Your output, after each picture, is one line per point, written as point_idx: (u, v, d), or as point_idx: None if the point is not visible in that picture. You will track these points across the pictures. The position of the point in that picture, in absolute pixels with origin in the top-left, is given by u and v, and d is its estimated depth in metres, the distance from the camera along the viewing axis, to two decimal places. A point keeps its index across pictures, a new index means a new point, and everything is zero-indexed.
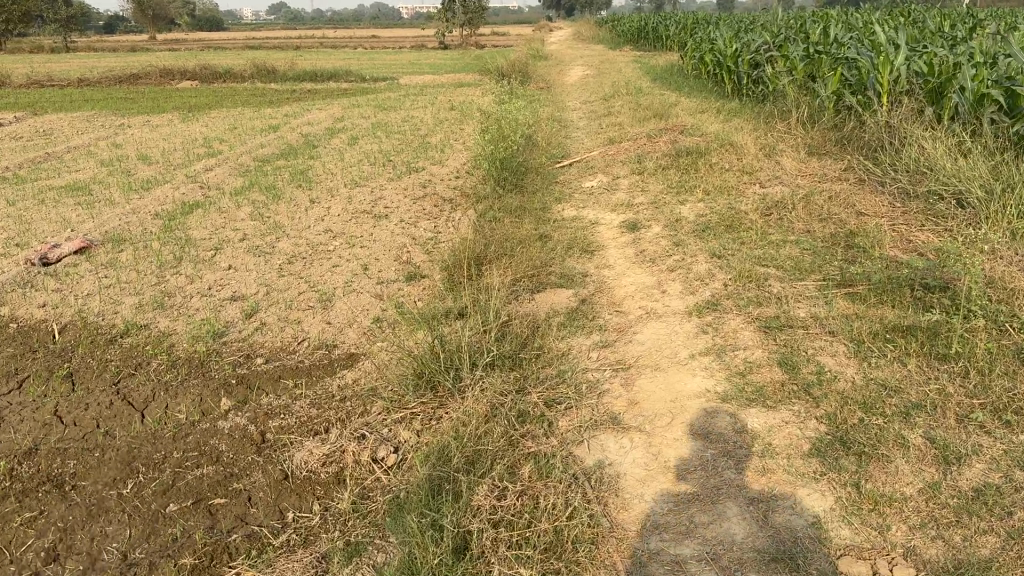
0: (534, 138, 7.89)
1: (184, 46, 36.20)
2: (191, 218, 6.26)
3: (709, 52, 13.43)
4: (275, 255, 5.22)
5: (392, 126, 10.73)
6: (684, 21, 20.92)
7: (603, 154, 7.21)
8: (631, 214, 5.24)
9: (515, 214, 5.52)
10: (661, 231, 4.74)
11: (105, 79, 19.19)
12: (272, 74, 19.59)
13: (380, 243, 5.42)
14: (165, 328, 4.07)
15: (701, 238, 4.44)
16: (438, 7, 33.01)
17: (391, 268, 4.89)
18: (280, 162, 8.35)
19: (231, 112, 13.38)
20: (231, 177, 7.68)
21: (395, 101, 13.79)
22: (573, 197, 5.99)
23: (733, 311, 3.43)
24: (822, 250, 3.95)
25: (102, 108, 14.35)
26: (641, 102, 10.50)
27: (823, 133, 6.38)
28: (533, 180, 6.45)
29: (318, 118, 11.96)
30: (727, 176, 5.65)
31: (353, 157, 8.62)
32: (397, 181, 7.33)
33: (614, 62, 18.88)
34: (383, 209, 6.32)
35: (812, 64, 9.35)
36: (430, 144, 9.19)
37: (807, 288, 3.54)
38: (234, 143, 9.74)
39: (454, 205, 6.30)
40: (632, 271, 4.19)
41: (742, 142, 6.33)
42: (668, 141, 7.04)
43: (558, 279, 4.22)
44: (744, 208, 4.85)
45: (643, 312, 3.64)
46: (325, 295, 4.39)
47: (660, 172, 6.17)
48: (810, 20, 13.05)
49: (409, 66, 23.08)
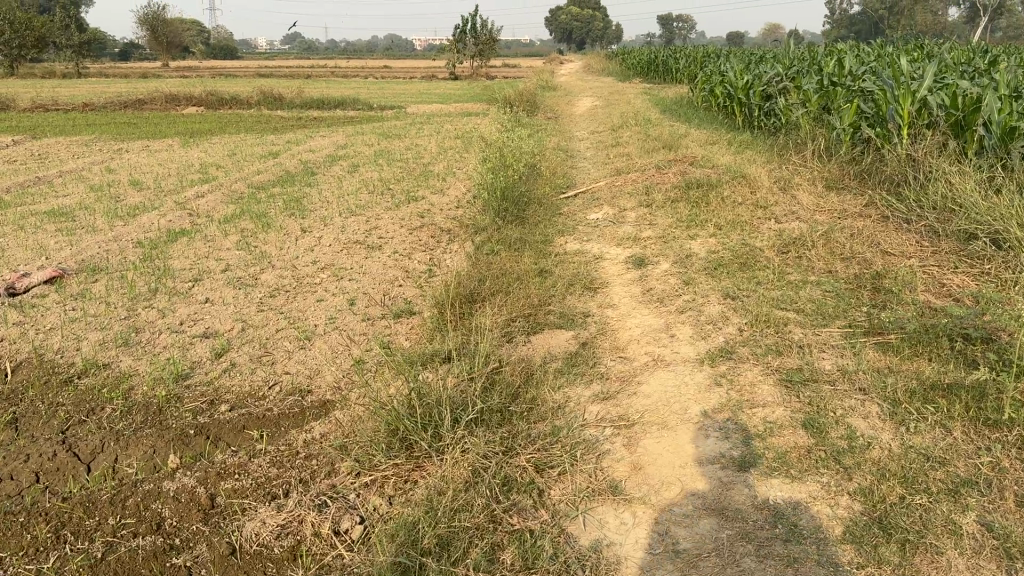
0: (538, 168, 7.60)
1: (196, 74, 36.39)
2: (174, 247, 5.97)
3: (719, 84, 13.18)
4: (257, 288, 4.90)
5: (395, 155, 10.47)
6: (694, 54, 20.77)
7: (609, 185, 6.90)
8: (637, 249, 4.90)
9: (514, 247, 5.19)
10: (669, 268, 4.40)
11: (111, 104, 19.12)
12: (279, 102, 19.48)
13: (370, 276, 5.09)
14: (127, 368, 3.75)
15: (712, 277, 4.09)
16: (449, 38, 33.09)
17: (379, 304, 4.56)
18: (275, 189, 8.08)
19: (232, 138, 13.18)
20: (222, 205, 7.40)
21: (399, 129, 13.58)
22: (576, 230, 5.66)
23: (749, 360, 3.07)
24: (846, 294, 3.60)
25: (104, 132, 14.18)
26: (650, 133, 10.23)
27: (841, 167, 6.06)
28: (535, 211, 6.14)
29: (321, 145, 11.75)
30: (740, 210, 5.31)
31: (352, 185, 8.34)
32: (394, 210, 7.03)
33: (623, 93, 18.70)
34: (376, 239, 6.00)
35: (827, 97, 9.06)
36: (432, 173, 8.90)
37: (832, 335, 3.18)
38: (231, 169, 9.50)
39: (451, 237, 5.98)
40: (637, 312, 3.84)
41: (756, 175, 6.01)
42: (677, 173, 6.73)
43: (557, 320, 3.87)
44: (759, 244, 4.51)
45: (649, 358, 3.28)
46: (304, 333, 4.05)
47: (669, 205, 5.84)
48: (823, 52, 12.81)
49: (418, 95, 23.00)
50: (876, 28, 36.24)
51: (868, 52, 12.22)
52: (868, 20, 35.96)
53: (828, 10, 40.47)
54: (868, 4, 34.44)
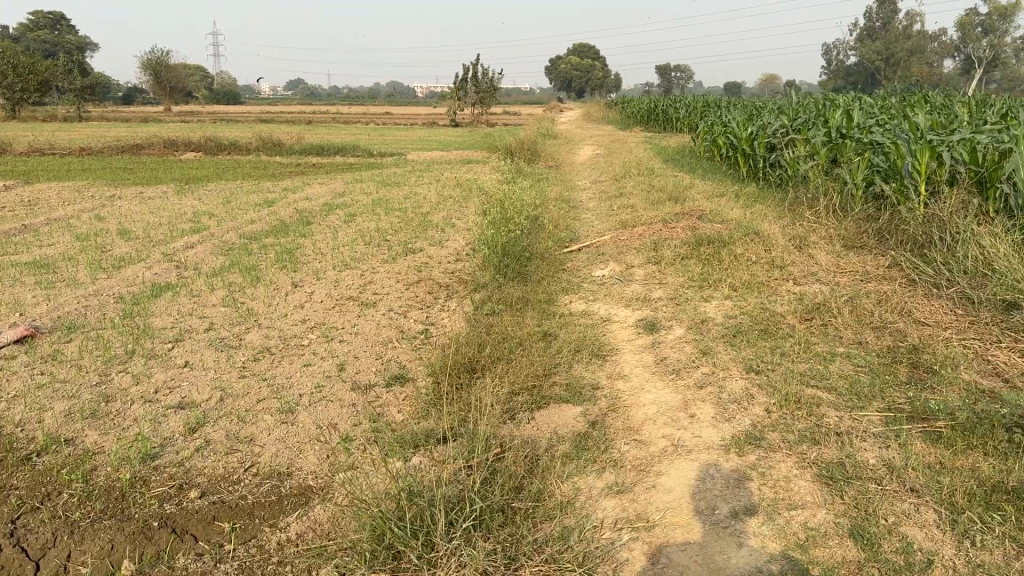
0: (540, 220, 7.33)
1: (199, 119, 36.53)
2: (157, 303, 5.66)
3: (722, 134, 13.03)
4: (240, 351, 4.58)
5: (393, 203, 10.23)
6: (695, 104, 20.76)
7: (615, 239, 6.62)
8: (648, 310, 4.59)
9: (516, 307, 4.88)
10: (683, 333, 4.08)
11: (110, 149, 19.00)
12: (279, 148, 19.38)
13: (362, 337, 4.77)
14: (90, 444, 3.41)
15: (732, 347, 3.77)
16: (451, 86, 33.27)
17: (370, 370, 4.22)
18: (268, 240, 7.81)
19: (229, 185, 12.98)
20: (212, 257, 7.11)
21: (398, 177, 13.38)
22: (581, 288, 5.36)
23: (781, 449, 2.74)
24: (881, 371, 3.28)
25: (99, 178, 13.99)
26: (654, 184, 10.00)
27: (858, 225, 5.79)
28: (538, 266, 5.84)
29: (318, 193, 11.52)
30: (756, 270, 5.02)
31: (347, 236, 8.07)
32: (390, 263, 6.73)
33: (624, 142, 18.62)
34: (371, 295, 5.69)
35: (835, 151, 8.85)
36: (430, 223, 8.64)
37: (871, 422, 2.86)
38: (224, 218, 9.24)
39: (449, 293, 5.68)
40: (651, 385, 3.51)
41: (769, 232, 5.74)
42: (686, 227, 6.46)
43: (564, 392, 3.54)
44: (779, 309, 4.20)
45: (667, 443, 2.94)
46: (287, 404, 3.72)
47: (679, 263, 5.55)
48: (827, 102, 12.67)
49: (418, 142, 22.97)
50: (874, 78, 36.48)
51: (872, 103, 12.09)
52: (864, 70, 36.20)
53: (825, 61, 40.84)
54: (866, 54, 34.72)
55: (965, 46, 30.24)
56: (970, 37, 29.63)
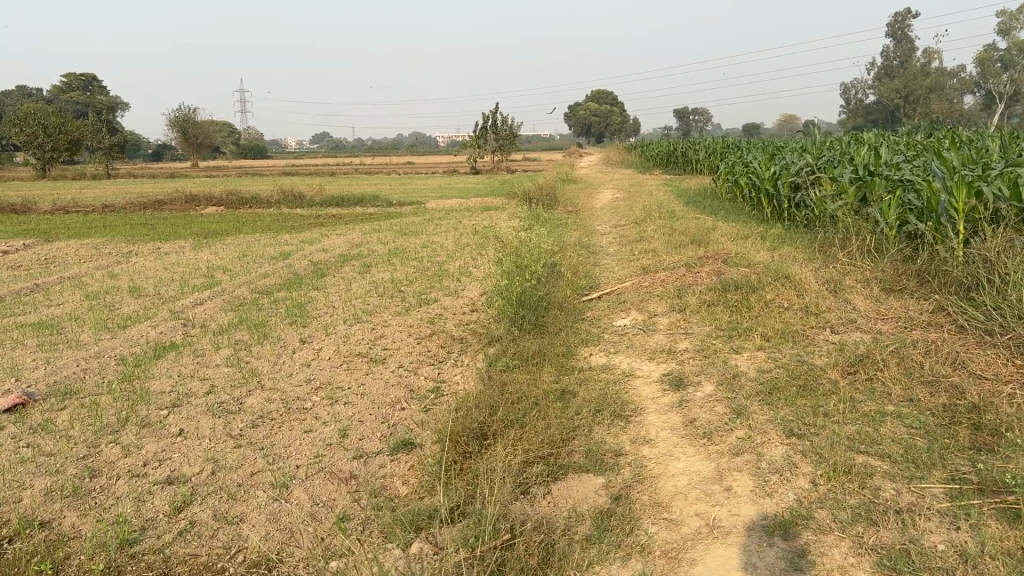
0: (558, 268, 7.06)
1: (223, 174, 36.98)
2: (158, 364, 5.42)
3: (744, 175, 12.76)
4: (239, 416, 4.30)
5: (409, 253, 10.02)
6: (714, 146, 20.59)
7: (636, 285, 6.32)
8: (673, 363, 4.27)
9: (532, 361, 4.56)
10: (714, 390, 3.74)
11: (132, 205, 19.12)
12: (299, 200, 19.42)
13: (368, 397, 4.48)
14: (67, 527, 3.12)
15: (769, 407, 3.43)
16: (469, 134, 33.43)
17: (375, 435, 3.92)
18: (279, 294, 7.60)
19: (245, 238, 12.89)
20: (221, 313, 6.90)
21: (416, 226, 13.22)
22: (601, 338, 5.05)
23: (833, 532, 2.39)
24: (940, 434, 2.92)
25: (118, 234, 13.99)
26: (676, 227, 9.71)
27: (896, 268, 5.45)
28: (556, 315, 5.54)
29: (334, 244, 11.36)
30: (789, 317, 4.67)
31: (360, 288, 7.83)
32: (402, 316, 6.46)
33: (644, 185, 18.41)
34: (381, 351, 5.41)
35: (862, 189, 8.55)
36: (446, 273, 8.39)
37: (935, 496, 2.50)
38: (237, 272, 9.08)
39: (463, 347, 5.38)
40: (681, 451, 3.17)
41: (800, 275, 5.41)
42: (711, 271, 6.15)
43: (584, 459, 3.21)
44: (817, 361, 3.86)
45: (701, 523, 2.59)
46: (282, 478, 3.42)
47: (705, 310, 5.22)
48: (850, 139, 12.38)
49: (437, 190, 22.96)
50: (894, 116, 36.17)
51: (897, 139, 11.78)
52: (884, 108, 35.93)
53: (844, 100, 40.61)
54: (884, 92, 34.47)
55: (986, 81, 29.89)
56: (990, 72, 29.28)
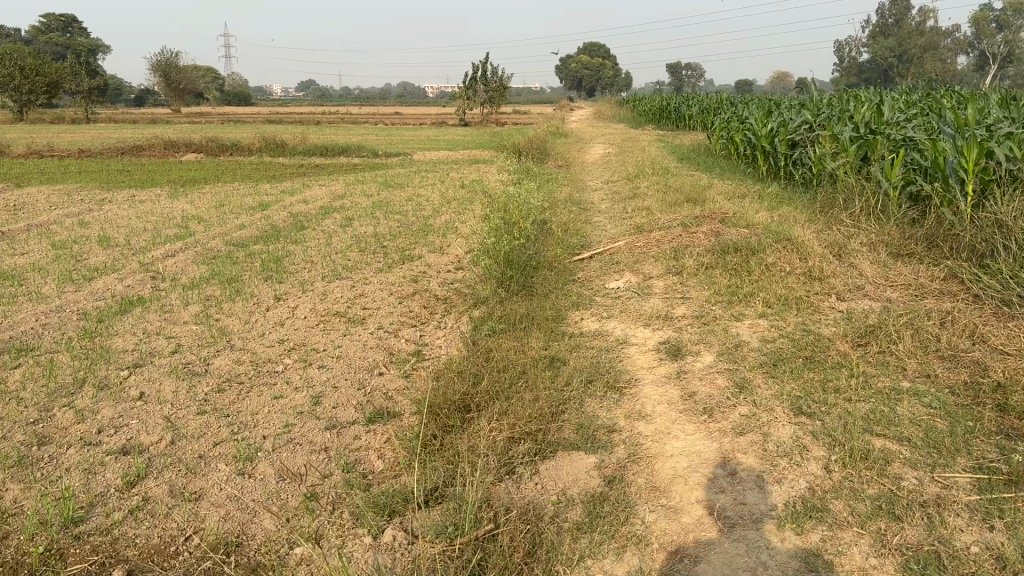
0: (547, 225, 6.76)
1: (206, 121, 36.12)
2: (123, 320, 5.11)
3: (739, 132, 12.42)
4: (205, 379, 4.02)
5: (393, 206, 9.67)
6: (706, 102, 20.19)
7: (629, 245, 6.05)
8: (669, 329, 4.01)
9: (519, 326, 4.29)
10: (715, 360, 3.48)
11: (109, 150, 18.56)
12: (281, 149, 18.90)
13: (344, 360, 4.20)
14: (7, 503, 2.85)
15: (773, 381, 3.17)
16: (458, 85, 32.73)
17: (350, 403, 3.65)
18: (255, 247, 7.26)
19: (224, 188, 12.46)
20: (193, 266, 6.57)
21: (401, 178, 12.83)
22: (593, 302, 4.78)
23: (851, 528, 2.14)
24: (964, 416, 2.68)
25: (93, 181, 13.51)
26: (670, 184, 9.40)
27: (903, 231, 5.19)
28: (545, 275, 5.26)
29: (316, 195, 10.97)
30: (792, 283, 4.41)
31: (341, 242, 7.50)
32: (384, 273, 6.16)
33: (635, 140, 18.03)
34: (360, 310, 5.12)
35: (863, 148, 8.24)
36: (431, 228, 8.07)
37: (962, 489, 2.26)
38: (213, 223, 8.72)
39: (447, 308, 5.11)
40: (679, 428, 2.92)
41: (802, 237, 5.15)
42: (708, 231, 5.87)
43: (574, 437, 2.96)
44: (824, 331, 3.61)
45: (703, 513, 2.35)
46: (247, 451, 3.15)
47: (704, 274, 4.95)
48: (850, 95, 12.02)
49: (424, 141, 22.46)
50: (888, 76, 35.70)
51: (897, 97, 11.47)
52: (878, 67, 35.43)
53: (837, 58, 40.00)
54: (879, 51, 33.94)
55: (980, 42, 29.45)
56: (985, 33, 28.76)
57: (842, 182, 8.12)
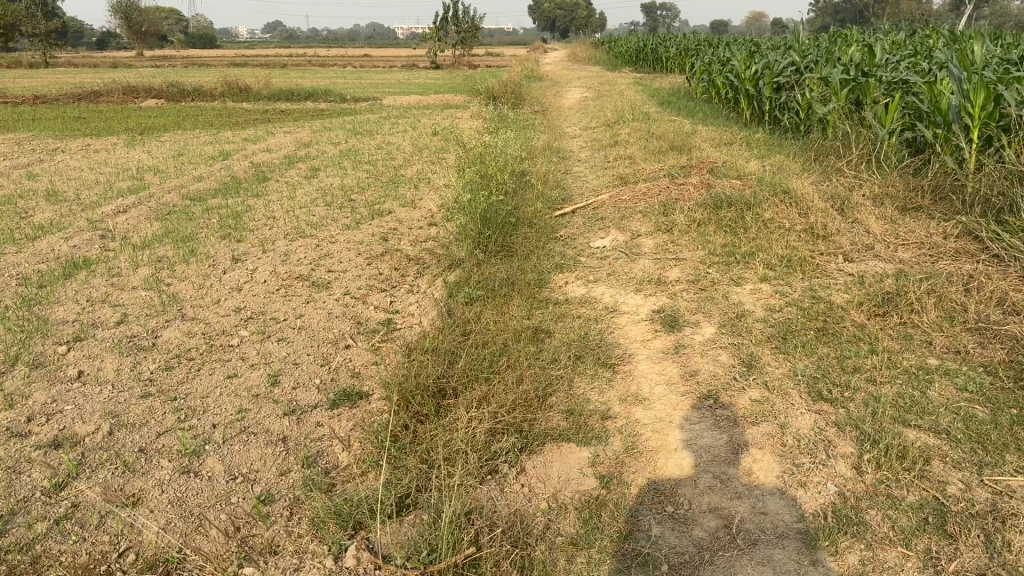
0: (526, 177, 6.35)
1: (168, 63, 34.64)
2: (65, 285, 4.64)
3: (721, 74, 11.96)
4: (151, 355, 3.61)
5: (362, 155, 9.15)
6: (685, 43, 19.62)
7: (614, 198, 5.67)
8: (664, 295, 3.67)
9: (499, 292, 3.93)
10: (717, 332, 3.15)
11: (62, 95, 17.62)
12: (246, 93, 18.10)
13: (307, 332, 3.81)
14: None
15: (785, 358, 2.85)
16: (429, 26, 31.65)
17: (312, 383, 3.28)
18: (215, 201, 6.78)
19: (184, 135, 11.82)
20: (145, 223, 6.07)
21: (371, 124, 12.25)
22: (578, 263, 4.42)
23: (896, 548, 1.85)
24: (1006, 403, 2.38)
25: (45, 129, 12.77)
26: (652, 131, 8.97)
27: (907, 182, 4.85)
28: (525, 233, 4.89)
29: (281, 144, 10.41)
30: (795, 242, 4.07)
31: (306, 195, 7.03)
32: (353, 230, 5.75)
33: (614, 84, 17.49)
34: (324, 273, 4.71)
35: (854, 92, 7.86)
36: (402, 179, 7.60)
37: (1019, 499, 1.97)
38: (170, 174, 8.17)
39: (420, 271, 4.73)
40: (683, 414, 2.59)
41: (802, 189, 4.79)
42: (698, 182, 5.50)
43: (566, 424, 2.62)
44: (835, 299, 3.29)
45: (719, 523, 2.04)
46: (195, 446, 2.77)
47: (697, 231, 4.59)
48: (836, 36, 11.57)
49: (396, 85, 21.71)
50: (863, 16, 35.15)
51: (884, 38, 11.05)
52: (854, 7, 34.86)
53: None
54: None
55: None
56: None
57: (832, 128, 7.75)
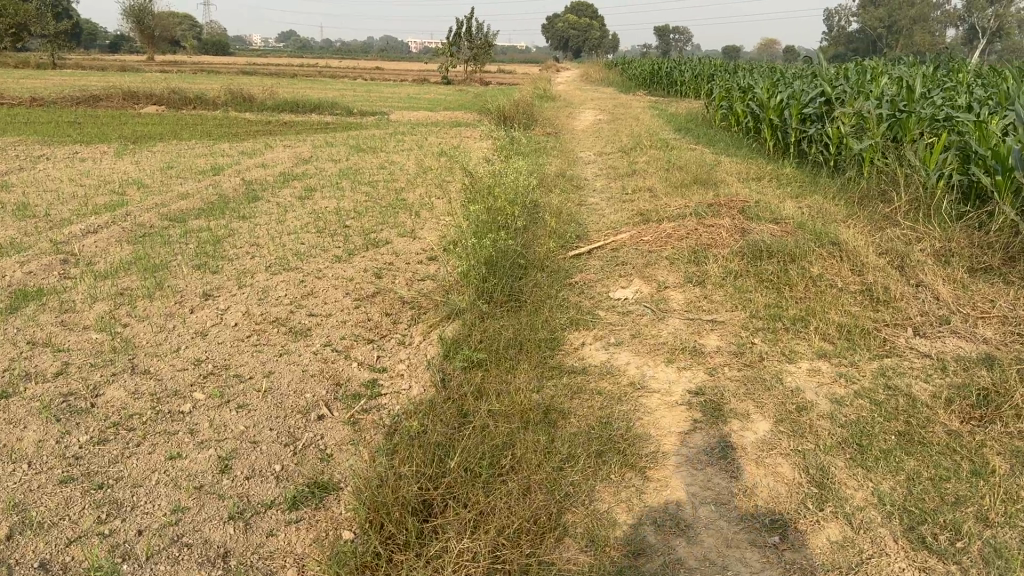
0: (536, 210, 5.78)
1: (176, 69, 34.37)
2: (7, 323, 4.05)
3: (743, 102, 11.38)
4: (85, 422, 3.01)
5: (362, 175, 8.60)
6: (700, 68, 19.11)
7: (634, 239, 5.09)
8: (701, 370, 3.07)
9: (504, 353, 3.33)
10: (771, 430, 2.55)
11: (63, 98, 17.15)
12: (250, 103, 17.60)
13: (274, 396, 3.21)
14: None
15: (865, 476, 2.25)
16: (441, 42, 31.26)
17: (271, 472, 2.68)
18: (196, 223, 6.20)
19: (179, 146, 11.27)
20: (115, 247, 5.50)
21: (375, 141, 11.70)
22: (595, 318, 3.83)
23: None
24: None
25: (36, 134, 12.23)
26: (673, 160, 8.41)
27: (971, 236, 4.26)
28: (534, 278, 4.29)
29: (279, 159, 9.87)
30: (851, 309, 3.48)
31: (296, 219, 6.44)
32: (343, 263, 5.17)
33: (629, 107, 16.97)
34: (304, 317, 4.12)
35: (891, 128, 7.27)
36: (402, 205, 7.03)
37: None
38: (154, 190, 7.61)
39: (414, 320, 4.14)
40: (738, 557, 1.99)
41: (852, 240, 4.20)
42: (730, 224, 4.91)
43: (586, 562, 2.03)
44: (917, 392, 2.68)
45: None
46: (111, 566, 2.17)
47: (733, 286, 3.99)
48: (866, 66, 10.99)
49: (405, 100, 21.20)
50: (876, 48, 34.76)
51: (918, 70, 10.46)
52: (866, 38, 34.46)
53: (826, 27, 38.65)
54: (870, 22, 33.04)
55: (971, 16, 28.35)
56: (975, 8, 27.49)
57: (867, 166, 7.15)
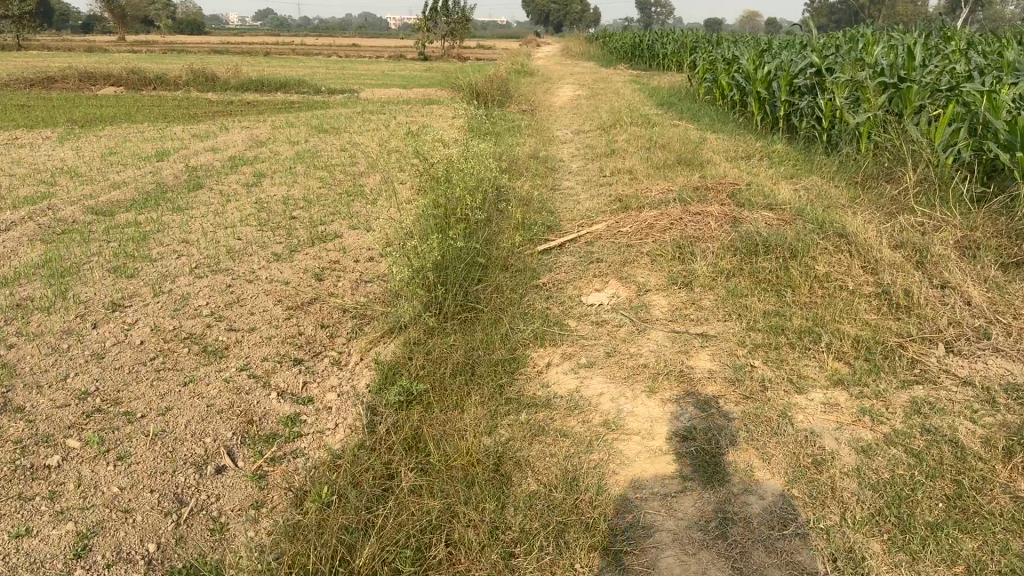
0: (502, 199, 5.18)
1: (144, 49, 33.33)
2: None
3: (728, 74, 10.75)
4: None
5: (320, 159, 7.93)
6: (682, 40, 18.47)
7: (611, 231, 4.49)
8: (690, 403, 2.49)
9: (451, 383, 2.73)
10: (783, 497, 1.97)
11: (14, 80, 16.23)
12: (213, 82, 16.76)
13: (165, 441, 2.59)
14: None
15: (913, 568, 1.69)
16: (417, 18, 30.34)
17: (141, 555, 2.07)
18: (124, 217, 5.52)
19: (128, 129, 10.52)
20: (24, 247, 4.82)
21: (339, 121, 11.00)
22: (564, 330, 3.23)
23: None
24: None
25: None
26: (655, 138, 7.80)
27: (998, 223, 3.70)
28: (493, 280, 3.69)
29: (233, 142, 9.16)
30: (869, 319, 2.90)
31: (238, 210, 5.78)
32: (281, 263, 4.54)
33: (609, 82, 16.32)
34: (223, 332, 3.49)
35: (888, 98, 6.68)
36: (358, 192, 6.38)
37: None
38: (87, 179, 6.91)
39: (352, 335, 3.52)
40: None
41: (862, 231, 3.62)
42: (720, 212, 4.32)
43: None
44: (965, 438, 2.12)
45: None
46: None
47: (726, 289, 3.40)
48: (856, 35, 10.39)
49: (377, 77, 20.41)
50: (859, 19, 34.20)
51: (913, 37, 9.87)
52: (847, 9, 33.77)
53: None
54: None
55: None
56: None
57: (864, 141, 6.56)
